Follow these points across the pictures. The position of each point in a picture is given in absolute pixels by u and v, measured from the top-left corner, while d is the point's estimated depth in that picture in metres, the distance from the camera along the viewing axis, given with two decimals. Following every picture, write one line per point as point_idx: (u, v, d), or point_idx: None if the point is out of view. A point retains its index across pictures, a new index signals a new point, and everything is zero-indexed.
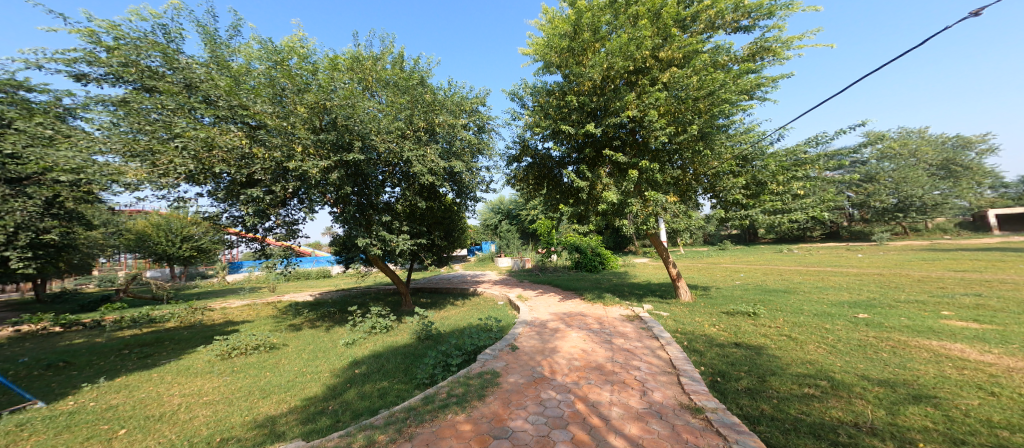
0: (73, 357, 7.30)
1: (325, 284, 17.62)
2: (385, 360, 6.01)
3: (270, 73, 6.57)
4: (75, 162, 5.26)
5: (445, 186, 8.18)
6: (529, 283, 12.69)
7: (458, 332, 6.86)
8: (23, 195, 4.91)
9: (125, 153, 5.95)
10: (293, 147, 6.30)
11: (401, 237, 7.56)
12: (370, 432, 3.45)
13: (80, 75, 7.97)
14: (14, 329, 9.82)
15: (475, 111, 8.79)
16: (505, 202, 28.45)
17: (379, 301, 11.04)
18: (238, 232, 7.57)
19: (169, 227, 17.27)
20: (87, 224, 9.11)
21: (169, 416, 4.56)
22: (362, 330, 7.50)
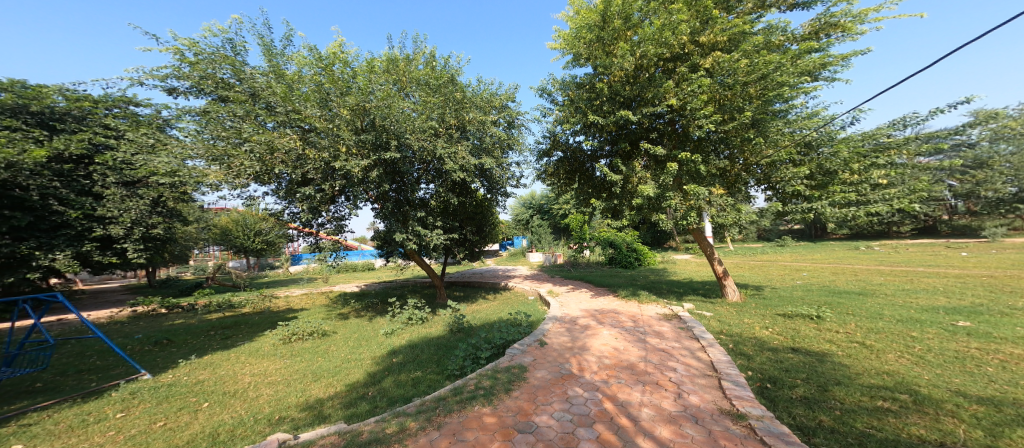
0: (175, 335, 8.47)
1: (369, 276, 18.72)
2: (420, 350, 6.30)
3: (318, 79, 7.02)
4: (171, 166, 6.96)
5: (476, 182, 8.34)
6: (561, 278, 12.64)
7: (489, 326, 7.00)
8: (132, 194, 8.69)
9: (207, 157, 6.78)
10: (337, 148, 6.74)
11: (436, 231, 7.83)
12: (403, 418, 3.65)
13: (172, 89, 9.10)
14: (132, 309, 11.54)
15: (504, 107, 8.84)
16: (537, 197, 28.16)
17: (416, 293, 11.57)
18: (297, 227, 8.21)
19: (246, 222, 19.07)
20: (184, 220, 10.47)
21: (241, 393, 5.13)
22: (400, 321, 7.91)
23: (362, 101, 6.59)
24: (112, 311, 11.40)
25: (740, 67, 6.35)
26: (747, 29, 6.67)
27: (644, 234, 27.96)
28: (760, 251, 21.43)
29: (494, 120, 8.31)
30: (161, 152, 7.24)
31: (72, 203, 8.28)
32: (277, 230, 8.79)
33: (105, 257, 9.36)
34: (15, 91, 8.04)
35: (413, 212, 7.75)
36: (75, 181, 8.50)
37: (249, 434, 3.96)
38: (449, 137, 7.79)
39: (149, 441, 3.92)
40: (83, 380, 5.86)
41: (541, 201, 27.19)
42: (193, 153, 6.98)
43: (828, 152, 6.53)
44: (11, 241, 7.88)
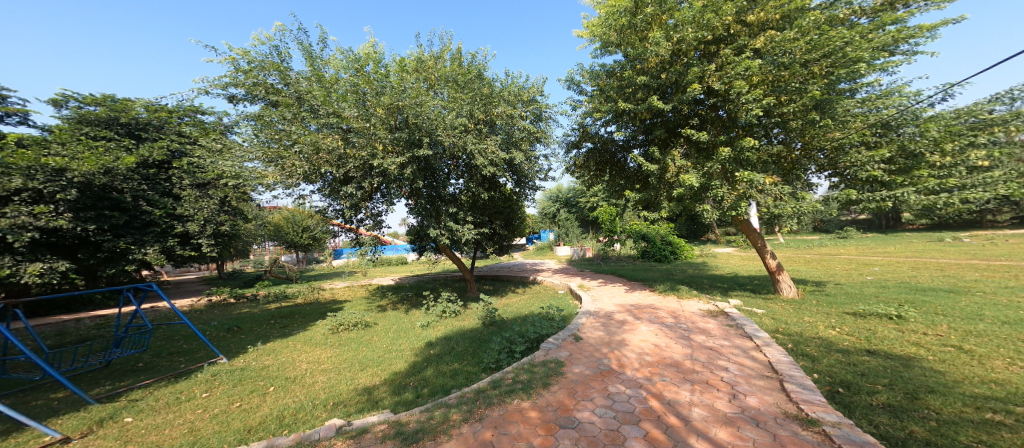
0: (242, 323, 9.31)
1: (404, 270, 19.46)
2: (456, 343, 6.44)
3: (353, 80, 7.34)
4: (234, 170, 7.56)
5: (504, 176, 8.35)
6: (591, 273, 12.46)
7: (521, 320, 7.04)
8: (206, 196, 9.99)
9: (265, 159, 7.34)
10: (375, 146, 6.93)
11: (467, 226, 7.97)
12: (446, 409, 3.74)
13: (231, 97, 9.91)
14: (207, 299, 12.83)
15: (532, 100, 8.77)
16: (564, 190, 27.68)
17: (448, 287, 11.87)
18: (340, 224, 8.66)
19: (296, 220, 20.29)
20: (245, 217, 11.46)
21: (300, 379, 5.52)
22: (435, 314, 8.15)
23: (395, 100, 6.76)
24: (194, 300, 12.79)
25: (798, 43, 5.83)
26: (805, 3, 6.11)
27: (681, 227, 26.80)
28: (818, 243, 19.82)
29: (522, 114, 8.27)
30: (222, 156, 7.86)
31: (156, 202, 9.45)
32: (322, 226, 9.31)
33: (185, 251, 10.33)
34: (108, 105, 9.26)
35: (444, 208, 7.89)
36: (158, 183, 9.69)
37: (309, 418, 4.24)
38: (477, 132, 7.87)
39: (227, 419, 4.33)
40: (167, 362, 6.59)
41: (568, 194, 26.80)
42: (251, 155, 7.52)
43: (913, 131, 5.84)
44: (111, 237, 8.81)
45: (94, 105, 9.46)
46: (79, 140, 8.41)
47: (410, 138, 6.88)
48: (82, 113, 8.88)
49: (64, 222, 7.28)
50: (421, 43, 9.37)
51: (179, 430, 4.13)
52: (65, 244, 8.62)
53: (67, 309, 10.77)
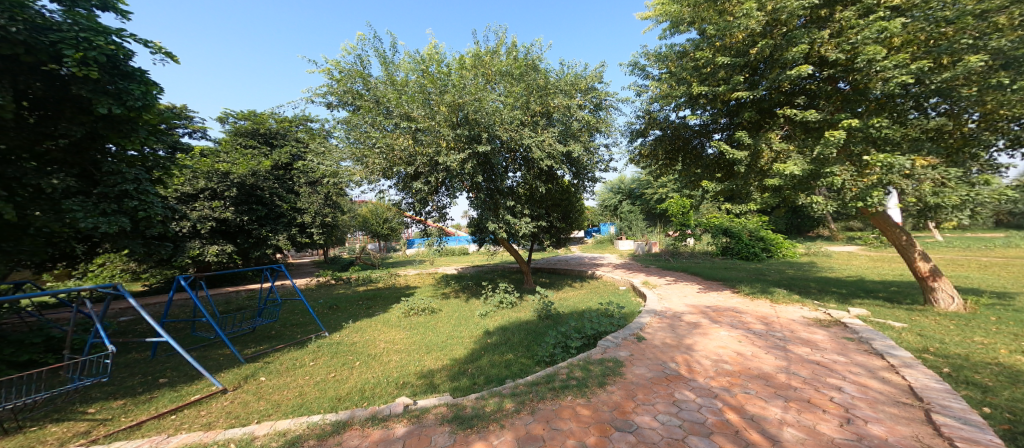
0: (338, 302, 10.69)
1: (466, 260, 20.46)
2: (511, 334, 6.59)
3: (419, 81, 7.81)
4: (331, 169, 8.64)
5: (562, 167, 8.23)
6: (658, 269, 11.78)
7: (578, 315, 6.94)
8: (317, 192, 12.28)
9: (354, 158, 8.29)
10: (439, 143, 7.30)
11: (523, 220, 8.12)
12: (500, 399, 3.84)
13: (329, 104, 11.29)
14: (313, 280, 15.01)
15: (589, 88, 8.55)
16: (627, 181, 26.22)
17: (506, 278, 12.16)
18: (411, 216, 9.40)
19: (378, 212, 22.42)
20: (336, 208, 13.08)
21: (377, 356, 6.15)
22: (492, 304, 8.42)
23: (456, 97, 7.01)
24: (309, 280, 15.12)
25: None
26: None
27: (779, 221, 23.37)
28: (983, 245, 15.65)
29: (579, 104, 8.08)
30: (322, 157, 8.99)
31: (285, 198, 11.78)
32: (397, 218, 10.19)
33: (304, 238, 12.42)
34: (252, 120, 11.98)
35: (503, 201, 8.06)
36: (285, 182, 12.08)
37: (382, 393, 4.73)
38: (534, 125, 7.91)
39: (325, 387, 4.99)
40: (292, 331, 7.85)
41: (631, 185, 25.41)
42: (344, 155, 8.49)
43: None
44: (258, 226, 11.29)
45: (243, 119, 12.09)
46: (236, 148, 11.32)
47: (471, 134, 7.12)
48: (237, 127, 11.64)
49: (228, 213, 9.88)
50: (478, 39, 9.63)
51: (293, 392, 4.85)
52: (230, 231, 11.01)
53: (233, 281, 13.51)
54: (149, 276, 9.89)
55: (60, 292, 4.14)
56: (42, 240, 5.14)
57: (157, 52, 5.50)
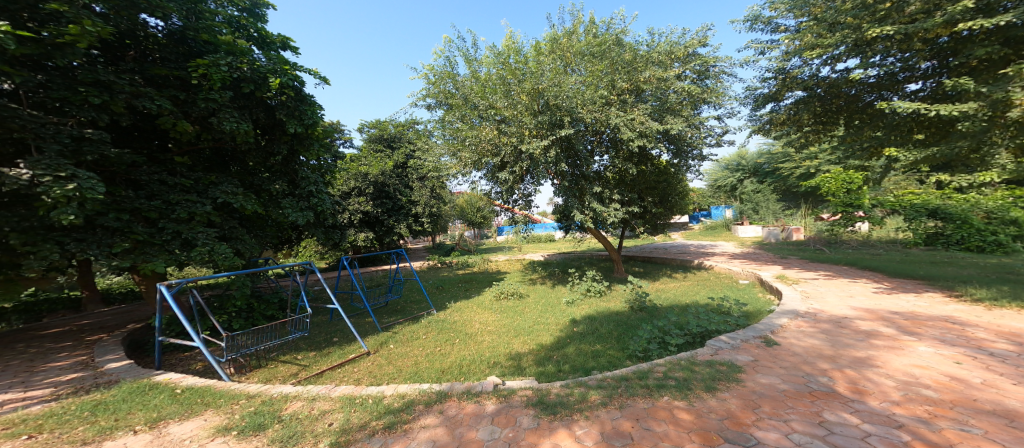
0: (443, 284, 11.79)
1: (554, 247, 20.55)
2: (599, 324, 6.40)
3: (501, 73, 7.94)
4: (433, 163, 9.45)
5: (656, 146, 7.53)
6: (790, 261, 10.02)
7: (677, 310, 6.29)
8: (425, 186, 14.21)
9: (450, 153, 8.91)
10: (523, 132, 7.40)
11: (612, 207, 7.68)
12: (586, 389, 3.48)
13: (428, 106, 12.32)
14: (423, 263, 16.89)
15: (691, 55, 7.74)
16: (750, 155, 22.56)
17: (594, 266, 11.84)
18: (500, 205, 9.79)
19: (474, 202, 23.85)
20: (436, 199, 14.34)
21: (473, 336, 6.52)
22: (580, 292, 8.31)
23: (536, 83, 6.95)
24: (423, 263, 17.06)
25: None
26: None
27: None
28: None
29: (676, 74, 7.33)
30: (426, 154, 9.83)
31: (402, 192, 13.76)
32: (487, 207, 10.69)
33: (417, 226, 14.16)
34: (384, 130, 14.78)
35: (589, 187, 7.78)
36: (403, 177, 14.13)
37: (476, 371, 4.96)
38: (621, 104, 7.40)
39: (431, 359, 5.38)
40: (412, 307, 8.86)
41: (757, 161, 21.69)
42: (443, 151, 9.20)
43: None
44: (386, 216, 13.42)
45: (373, 127, 14.73)
46: (371, 151, 14.13)
47: (553, 119, 6.97)
48: (375, 133, 14.55)
49: (370, 207, 12.56)
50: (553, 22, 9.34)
51: (411, 360, 5.32)
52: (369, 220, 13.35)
53: (371, 261, 16.06)
54: (330, 256, 12.61)
55: (290, 267, 5.48)
56: (277, 229, 6.85)
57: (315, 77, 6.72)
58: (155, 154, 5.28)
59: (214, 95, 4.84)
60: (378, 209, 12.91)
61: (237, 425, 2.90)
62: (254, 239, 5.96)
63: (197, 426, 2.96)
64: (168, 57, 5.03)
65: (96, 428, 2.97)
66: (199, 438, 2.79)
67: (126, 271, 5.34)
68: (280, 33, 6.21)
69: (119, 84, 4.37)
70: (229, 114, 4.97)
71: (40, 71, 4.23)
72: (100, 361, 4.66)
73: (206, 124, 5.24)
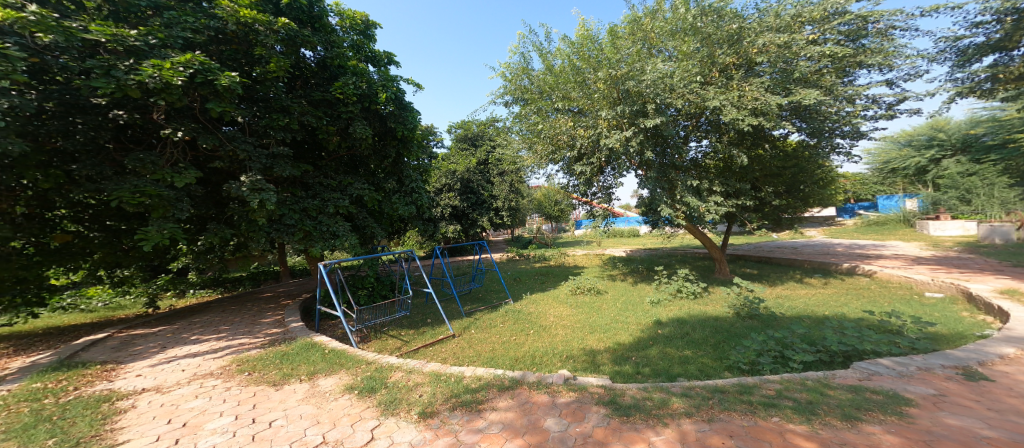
0: (521, 275, 12.07)
1: (638, 242, 19.33)
2: (692, 329, 5.76)
3: (574, 63, 7.72)
4: (511, 158, 9.65)
5: (782, 125, 6.48)
6: (984, 267, 7.77)
7: (805, 322, 5.26)
8: (505, 180, 14.64)
9: (528, 147, 8.99)
10: (600, 123, 7.06)
11: (711, 201, 6.88)
12: (667, 395, 3.09)
13: (506, 102, 12.61)
14: (502, 255, 17.47)
15: (834, 14, 6.52)
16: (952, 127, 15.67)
17: (685, 264, 10.90)
18: (578, 198, 9.57)
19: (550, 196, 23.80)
20: (513, 193, 14.70)
21: (546, 329, 6.40)
22: (668, 292, 7.72)
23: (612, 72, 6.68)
24: (502, 255, 17.65)
25: None
26: None
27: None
28: None
29: (808, 40, 6.39)
30: (504, 149, 10.09)
31: (483, 187, 14.41)
32: (565, 200, 10.55)
33: (497, 219, 14.69)
34: (469, 129, 15.59)
35: (678, 179, 7.14)
36: (485, 173, 14.79)
37: (545, 364, 4.82)
38: (728, 80, 6.73)
39: (504, 347, 5.51)
40: (492, 296, 9.29)
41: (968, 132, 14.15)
42: (521, 146, 9.33)
43: None
44: (469, 210, 14.21)
45: (457, 127, 15.69)
46: (454, 149, 15.05)
47: (632, 108, 6.53)
48: (458, 133, 15.45)
49: (457, 201, 13.44)
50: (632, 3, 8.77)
51: (486, 347, 5.55)
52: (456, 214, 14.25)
53: (455, 252, 17.16)
54: (425, 246, 13.74)
55: (399, 254, 6.10)
56: (397, 222, 7.73)
57: (410, 84, 7.34)
58: (316, 163, 6.46)
59: (350, 108, 5.66)
60: (460, 203, 13.69)
61: (359, 386, 3.36)
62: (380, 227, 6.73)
63: (336, 382, 3.51)
64: (321, 83, 5.95)
65: (280, 373, 3.75)
66: (335, 392, 3.31)
67: (303, 253, 6.61)
68: (384, 50, 6.89)
69: (297, 108, 5.31)
70: (362, 124, 5.71)
71: (255, 103, 5.41)
72: (288, 320, 5.81)
73: (345, 134, 6.08)
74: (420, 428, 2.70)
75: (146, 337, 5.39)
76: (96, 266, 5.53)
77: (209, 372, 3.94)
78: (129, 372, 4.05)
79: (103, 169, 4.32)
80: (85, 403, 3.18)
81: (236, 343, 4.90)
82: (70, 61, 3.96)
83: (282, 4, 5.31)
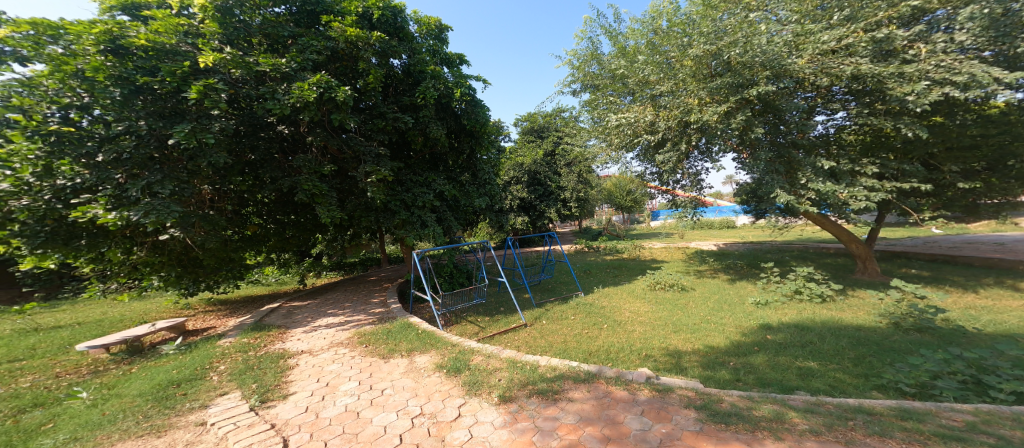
0: (591, 268, 11.82)
1: (731, 235, 17.36)
2: (816, 337, 4.88)
3: (653, 42, 7.19)
4: (580, 148, 9.40)
5: (1000, 91, 5.00)
6: None
7: (1015, 345, 4.09)
8: (573, 171, 14.36)
9: (600, 135, 8.65)
10: (689, 103, 6.49)
11: (857, 186, 5.77)
12: (781, 408, 2.78)
13: (574, 91, 12.28)
14: (571, 247, 17.20)
15: None
16: None
17: (806, 262, 9.40)
18: (657, 186, 8.94)
19: (620, 186, 22.72)
20: (581, 183, 14.36)
21: (621, 326, 6.08)
22: (781, 293, 6.72)
23: (707, 46, 6.07)
24: (572, 247, 17.37)
25: None
26: None
27: None
28: None
29: None
30: (574, 139, 9.86)
31: (551, 179, 14.33)
32: (641, 190, 9.97)
33: (565, 210, 14.50)
34: (536, 121, 15.54)
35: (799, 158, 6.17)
36: (552, 164, 14.70)
37: (623, 361, 4.64)
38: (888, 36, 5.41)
39: (579, 341, 5.44)
40: (561, 287, 9.26)
41: None
42: (590, 135, 9.02)
43: None
44: (536, 202, 14.25)
45: (524, 120, 15.77)
46: (521, 142, 15.16)
47: (737, 81, 5.86)
48: (525, 126, 15.54)
49: (525, 193, 13.61)
50: None
51: (557, 339, 5.56)
52: (523, 206, 14.37)
53: (524, 244, 17.33)
54: (496, 238, 14.10)
55: (474, 244, 6.33)
56: (473, 214, 8.05)
57: (479, 82, 7.53)
58: (407, 161, 6.98)
59: (428, 111, 5.99)
60: (527, 195, 13.79)
61: (447, 365, 3.64)
62: (457, 220, 7.02)
63: (430, 359, 3.85)
64: (403, 88, 6.42)
65: (385, 349, 4.21)
66: (428, 369, 3.63)
67: (397, 242, 7.17)
68: (457, 52, 7.17)
69: (390, 113, 5.85)
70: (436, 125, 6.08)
71: (359, 111, 6.04)
72: (389, 302, 6.44)
73: (425, 134, 6.48)
74: (500, 411, 2.83)
75: (301, 308, 6.46)
76: (269, 249, 6.91)
77: (341, 341, 4.59)
78: (293, 335, 4.90)
79: (277, 172, 5.29)
80: (270, 358, 4.01)
81: (357, 318, 5.63)
82: (251, 89, 4.74)
83: (375, 19, 5.80)
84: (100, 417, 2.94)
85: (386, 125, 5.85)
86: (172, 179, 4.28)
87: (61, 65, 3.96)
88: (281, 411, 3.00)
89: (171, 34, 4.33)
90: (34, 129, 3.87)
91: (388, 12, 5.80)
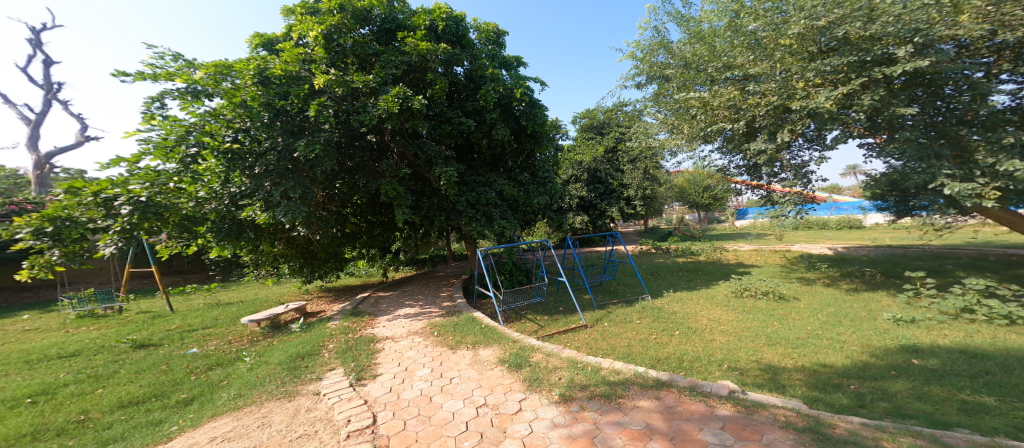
0: (659, 270, 11.27)
1: (852, 238, 14.91)
2: (1009, 367, 3.88)
3: (735, 23, 6.61)
4: (645, 142, 8.96)
5: None
6: None
7: None
8: (639, 167, 13.73)
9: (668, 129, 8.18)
10: (791, 86, 5.81)
11: None
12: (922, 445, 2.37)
13: (638, 85, 11.61)
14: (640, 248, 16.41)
15: None
16: None
17: (973, 274, 7.62)
18: (745, 180, 8.18)
19: (696, 182, 21.05)
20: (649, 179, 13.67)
21: (698, 333, 5.69)
22: (950, 310, 5.44)
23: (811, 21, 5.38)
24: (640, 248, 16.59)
25: None
26: None
27: None
28: None
29: None
30: (637, 135, 9.48)
31: (614, 176, 13.88)
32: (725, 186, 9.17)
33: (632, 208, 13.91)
34: (597, 117, 15.12)
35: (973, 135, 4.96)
36: (614, 161, 14.31)
37: (704, 371, 4.35)
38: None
39: (645, 346, 5.22)
40: (625, 289, 8.94)
41: None
42: (658, 129, 8.62)
43: None
44: (598, 200, 13.92)
45: (584, 116, 15.47)
46: (583, 139, 14.89)
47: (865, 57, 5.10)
48: (586, 122, 15.25)
49: (585, 191, 13.43)
50: None
51: (622, 342, 5.39)
52: (586, 204, 14.11)
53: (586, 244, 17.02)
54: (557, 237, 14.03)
55: (534, 243, 6.39)
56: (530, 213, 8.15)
57: (535, 82, 7.54)
58: (472, 163, 7.26)
59: (491, 115, 6.22)
60: (587, 193, 13.55)
61: (508, 360, 3.72)
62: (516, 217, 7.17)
63: (492, 353, 3.99)
64: (462, 94, 6.73)
65: (451, 341, 4.44)
66: (491, 362, 3.76)
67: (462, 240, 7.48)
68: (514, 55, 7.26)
69: (456, 118, 6.13)
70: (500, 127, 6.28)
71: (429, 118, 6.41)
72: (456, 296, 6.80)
73: (487, 136, 6.75)
74: (560, 410, 2.83)
75: (385, 298, 7.08)
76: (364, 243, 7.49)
77: (416, 331, 4.94)
78: (380, 322, 5.39)
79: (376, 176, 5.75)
80: (362, 341, 4.46)
81: (430, 310, 6.02)
82: (350, 105, 5.32)
83: (441, 30, 6.11)
84: (256, 379, 3.55)
85: (453, 129, 6.18)
86: (301, 185, 4.91)
87: (232, 98, 4.75)
88: (372, 389, 3.33)
89: (297, 63, 5.01)
90: (219, 148, 4.77)
91: (451, 22, 6.10)
